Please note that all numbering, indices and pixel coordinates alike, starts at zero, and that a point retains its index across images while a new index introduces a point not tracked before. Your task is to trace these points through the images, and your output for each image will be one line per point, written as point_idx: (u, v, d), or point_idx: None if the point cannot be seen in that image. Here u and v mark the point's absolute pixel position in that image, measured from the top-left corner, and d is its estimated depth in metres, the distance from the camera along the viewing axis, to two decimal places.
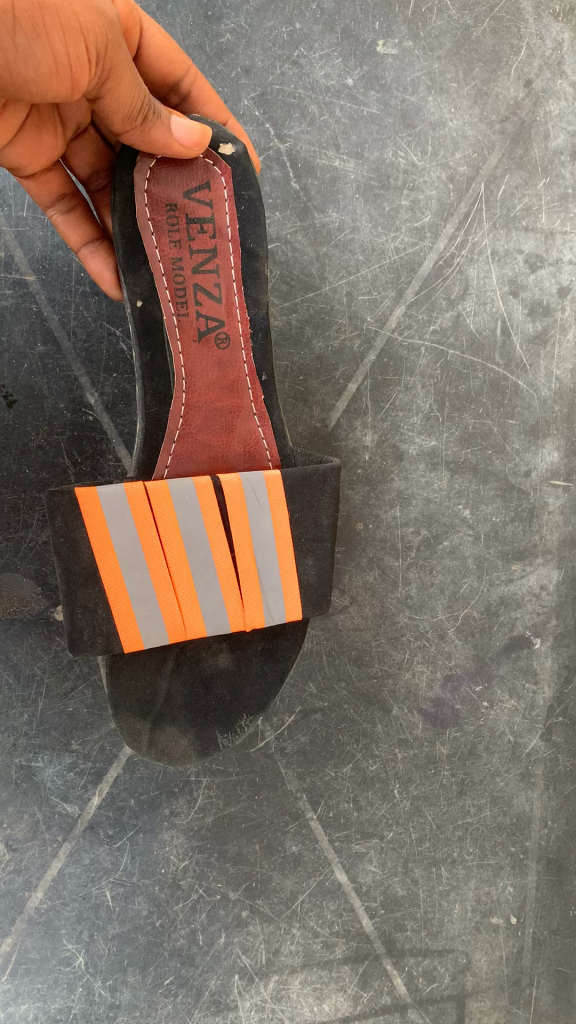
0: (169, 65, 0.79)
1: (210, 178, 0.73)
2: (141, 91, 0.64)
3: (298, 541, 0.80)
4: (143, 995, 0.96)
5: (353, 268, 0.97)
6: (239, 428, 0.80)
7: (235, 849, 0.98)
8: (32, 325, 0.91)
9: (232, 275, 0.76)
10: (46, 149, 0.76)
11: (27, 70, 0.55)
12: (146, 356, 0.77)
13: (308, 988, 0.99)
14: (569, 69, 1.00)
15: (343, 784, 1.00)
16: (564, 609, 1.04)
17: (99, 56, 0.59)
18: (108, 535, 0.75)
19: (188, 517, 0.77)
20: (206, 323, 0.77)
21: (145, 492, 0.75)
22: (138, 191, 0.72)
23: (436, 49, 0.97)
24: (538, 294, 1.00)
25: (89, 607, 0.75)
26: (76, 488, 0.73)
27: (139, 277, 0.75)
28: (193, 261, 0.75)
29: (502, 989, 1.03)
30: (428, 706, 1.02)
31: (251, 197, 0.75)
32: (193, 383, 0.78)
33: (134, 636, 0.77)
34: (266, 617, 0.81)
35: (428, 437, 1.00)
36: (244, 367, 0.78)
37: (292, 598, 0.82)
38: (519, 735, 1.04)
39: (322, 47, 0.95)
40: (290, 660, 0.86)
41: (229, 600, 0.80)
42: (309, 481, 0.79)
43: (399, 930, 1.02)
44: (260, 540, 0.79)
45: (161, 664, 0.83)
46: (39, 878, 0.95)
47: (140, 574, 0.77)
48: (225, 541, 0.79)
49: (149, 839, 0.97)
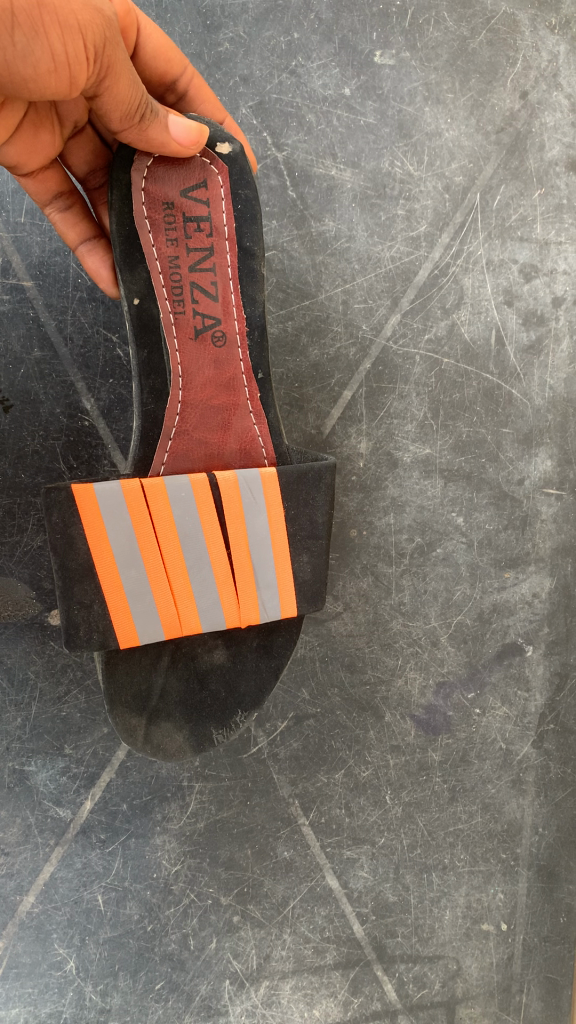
0: (166, 63, 0.79)
1: (207, 177, 0.74)
2: (139, 90, 0.65)
3: (294, 539, 0.81)
4: (133, 1000, 0.96)
5: (349, 276, 0.98)
6: (235, 426, 0.81)
7: (227, 854, 0.98)
8: (29, 330, 0.92)
9: (228, 273, 0.77)
10: (43, 148, 0.76)
11: (26, 68, 0.55)
12: (142, 354, 0.78)
13: (298, 994, 0.99)
14: (565, 81, 1.01)
15: (335, 789, 1.01)
16: (557, 617, 1.05)
17: (98, 54, 0.59)
18: (105, 532, 0.75)
19: (184, 515, 0.77)
20: (202, 321, 0.77)
21: (142, 490, 0.75)
22: (135, 189, 0.72)
23: (433, 60, 0.98)
24: (532, 303, 1.01)
25: (85, 603, 0.75)
26: (72, 485, 0.74)
27: (137, 275, 0.75)
28: (190, 260, 0.75)
29: (492, 996, 1.03)
30: (420, 713, 1.03)
31: (248, 196, 0.75)
32: (189, 380, 0.78)
33: (130, 634, 0.77)
34: (262, 614, 0.82)
35: (422, 445, 1.01)
36: (240, 365, 0.79)
37: (287, 595, 0.82)
38: (511, 742, 1.04)
39: (320, 58, 0.96)
40: (286, 658, 0.87)
41: (225, 597, 0.80)
42: (305, 478, 0.79)
43: (390, 937, 1.02)
44: (255, 538, 0.80)
45: (157, 661, 0.83)
46: (31, 882, 0.95)
47: (136, 572, 0.77)
48: (221, 539, 0.79)
49: (141, 844, 0.97)
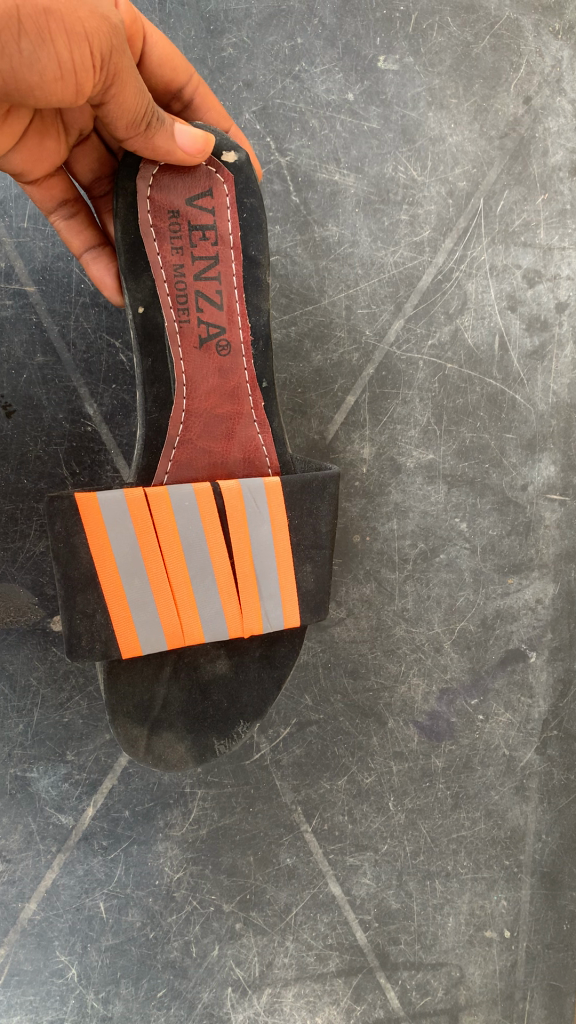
0: (172, 71, 0.79)
1: (213, 185, 0.74)
2: (145, 98, 0.65)
3: (297, 548, 0.81)
4: (135, 1008, 0.96)
5: (352, 282, 0.98)
6: (239, 434, 0.80)
7: (230, 862, 0.98)
8: (32, 335, 0.92)
9: (233, 281, 0.77)
10: (48, 155, 0.76)
11: (32, 75, 0.55)
12: (147, 362, 0.77)
13: (301, 1002, 0.99)
14: (568, 86, 1.01)
15: (338, 796, 1.00)
16: (560, 624, 1.04)
17: (105, 62, 0.59)
18: (108, 540, 0.75)
19: (188, 524, 0.77)
20: (207, 329, 0.77)
21: (145, 498, 0.75)
22: (141, 197, 0.72)
23: (436, 65, 0.98)
24: (536, 309, 1.01)
25: (87, 612, 0.75)
26: (75, 493, 0.73)
27: (142, 283, 0.75)
28: (195, 268, 0.75)
29: (495, 1004, 1.03)
30: (423, 719, 1.02)
31: (253, 204, 0.75)
32: (193, 389, 0.78)
33: (132, 642, 0.77)
34: (265, 623, 0.81)
35: (425, 450, 1.00)
36: (244, 373, 0.79)
37: (290, 604, 0.82)
38: (514, 749, 1.04)
39: (323, 63, 0.95)
40: (289, 667, 0.86)
41: (227, 607, 0.80)
42: (309, 487, 0.79)
43: (393, 944, 1.01)
44: (259, 547, 0.79)
45: (159, 670, 0.83)
46: (32, 889, 0.95)
47: (139, 580, 0.77)
48: (224, 547, 0.79)
49: (143, 851, 0.97)
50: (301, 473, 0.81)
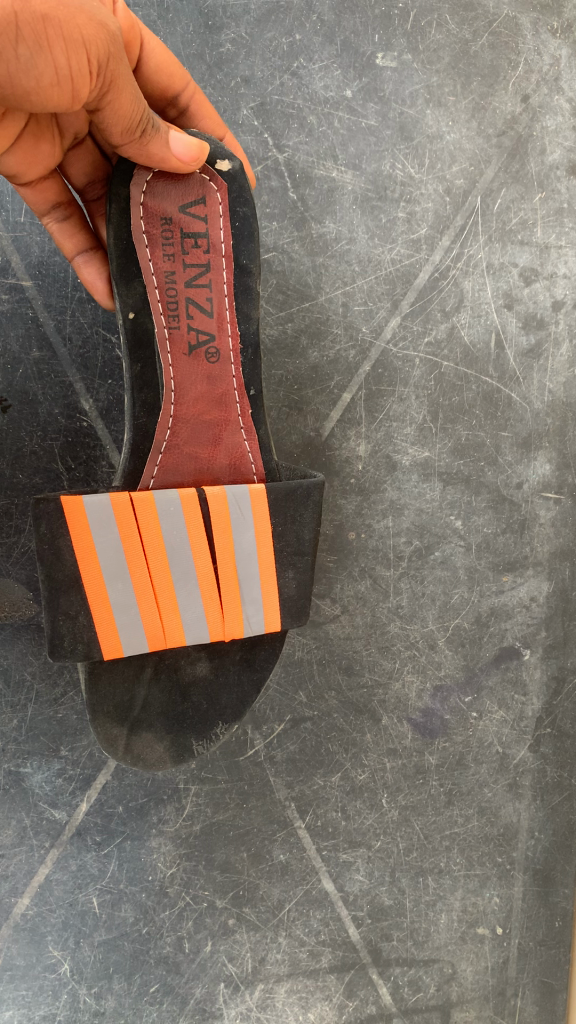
0: (168, 78, 0.79)
1: (206, 193, 0.73)
2: (141, 105, 0.65)
3: (280, 555, 0.81)
4: (128, 1002, 0.96)
5: (349, 279, 0.97)
6: (226, 440, 0.80)
7: (223, 857, 0.98)
8: (27, 330, 0.91)
9: (224, 289, 0.76)
10: (43, 157, 0.76)
11: (28, 80, 0.55)
12: (135, 366, 0.77)
13: (293, 997, 0.99)
14: (567, 85, 1.01)
15: (331, 793, 1.01)
16: (554, 622, 1.05)
17: (101, 68, 0.59)
18: (92, 543, 0.75)
19: (173, 529, 0.77)
20: (196, 336, 0.77)
21: (131, 503, 0.75)
22: (133, 203, 0.72)
23: (435, 62, 0.98)
24: (532, 307, 1.01)
25: (70, 614, 0.75)
26: (61, 496, 0.73)
27: (133, 287, 0.75)
28: (186, 274, 0.75)
29: (487, 1000, 1.04)
30: (417, 716, 1.03)
31: (246, 213, 0.75)
32: (182, 394, 0.78)
33: (114, 644, 0.77)
34: (247, 628, 0.82)
35: (421, 448, 1.01)
36: (232, 380, 0.79)
37: (272, 610, 0.82)
38: (507, 746, 1.04)
39: (322, 59, 0.95)
40: (269, 670, 0.86)
41: (210, 611, 0.80)
42: (293, 494, 0.79)
43: (386, 940, 1.02)
44: (243, 553, 0.79)
45: (140, 672, 0.82)
46: (25, 884, 0.95)
47: (123, 583, 0.77)
48: (208, 552, 0.79)
49: (137, 847, 0.97)
50: (286, 482, 0.81)
